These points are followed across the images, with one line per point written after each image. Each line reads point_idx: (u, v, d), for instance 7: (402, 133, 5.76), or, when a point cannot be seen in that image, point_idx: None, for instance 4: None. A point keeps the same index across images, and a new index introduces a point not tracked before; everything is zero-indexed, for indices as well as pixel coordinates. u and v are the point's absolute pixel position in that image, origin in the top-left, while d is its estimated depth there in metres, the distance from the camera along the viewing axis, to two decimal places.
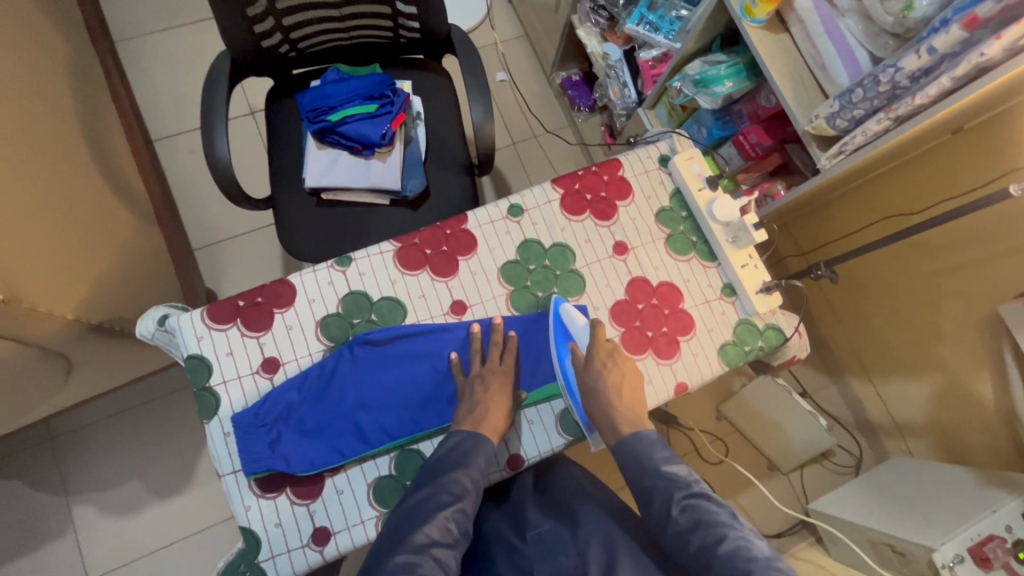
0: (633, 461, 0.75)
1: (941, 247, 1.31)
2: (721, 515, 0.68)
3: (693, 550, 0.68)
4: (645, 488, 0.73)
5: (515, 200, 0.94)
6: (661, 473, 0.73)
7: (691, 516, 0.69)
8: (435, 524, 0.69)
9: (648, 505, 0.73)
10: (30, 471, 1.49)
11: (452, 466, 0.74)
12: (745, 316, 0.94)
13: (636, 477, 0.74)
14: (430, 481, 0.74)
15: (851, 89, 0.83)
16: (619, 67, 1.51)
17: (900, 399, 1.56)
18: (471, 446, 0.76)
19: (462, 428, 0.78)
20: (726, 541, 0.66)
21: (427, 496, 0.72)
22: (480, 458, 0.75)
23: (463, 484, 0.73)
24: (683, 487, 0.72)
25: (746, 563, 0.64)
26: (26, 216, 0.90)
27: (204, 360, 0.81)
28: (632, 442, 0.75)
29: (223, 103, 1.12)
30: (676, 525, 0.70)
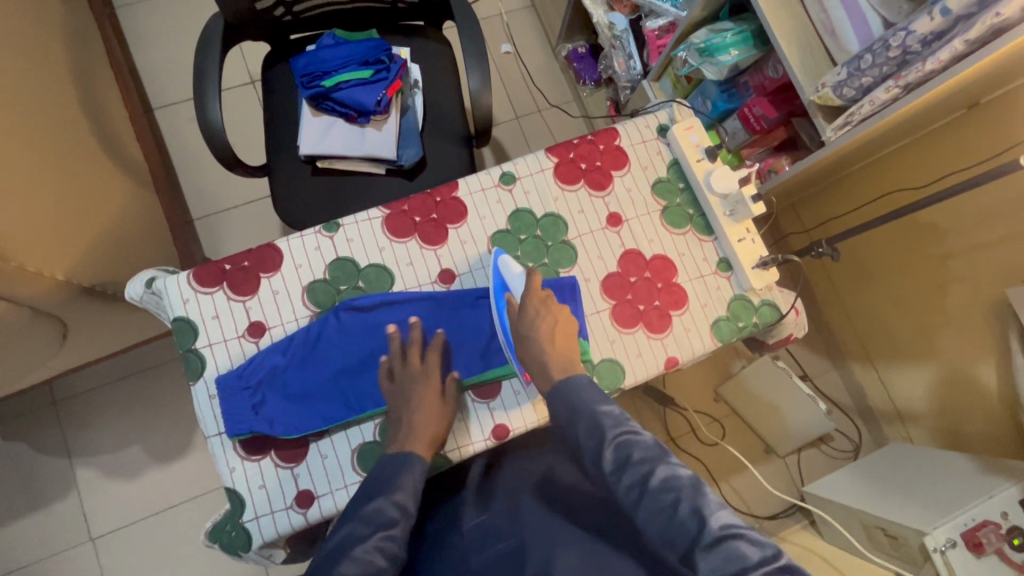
0: (566, 406, 0.71)
1: (950, 229, 1.27)
2: (650, 448, 0.65)
3: (627, 487, 0.64)
4: (578, 432, 0.69)
5: (507, 168, 0.92)
6: (592, 413, 0.69)
7: (621, 451, 0.66)
8: (352, 559, 0.63)
9: (580, 450, 0.69)
10: (34, 433, 1.53)
11: (376, 494, 0.70)
12: (740, 292, 0.92)
13: (570, 422, 0.70)
14: (352, 515, 0.68)
15: (859, 55, 0.79)
16: (625, 38, 1.46)
17: (899, 385, 1.55)
18: (398, 467, 0.72)
19: (390, 450, 0.75)
20: (657, 475, 0.63)
21: (348, 530, 0.66)
22: (408, 479, 0.72)
23: (387, 511, 0.68)
24: (613, 425, 0.68)
25: (676, 491, 0.62)
26: (14, 175, 0.89)
27: (189, 323, 0.81)
28: (566, 386, 0.72)
29: (215, 64, 1.10)
30: (607, 465, 0.66)
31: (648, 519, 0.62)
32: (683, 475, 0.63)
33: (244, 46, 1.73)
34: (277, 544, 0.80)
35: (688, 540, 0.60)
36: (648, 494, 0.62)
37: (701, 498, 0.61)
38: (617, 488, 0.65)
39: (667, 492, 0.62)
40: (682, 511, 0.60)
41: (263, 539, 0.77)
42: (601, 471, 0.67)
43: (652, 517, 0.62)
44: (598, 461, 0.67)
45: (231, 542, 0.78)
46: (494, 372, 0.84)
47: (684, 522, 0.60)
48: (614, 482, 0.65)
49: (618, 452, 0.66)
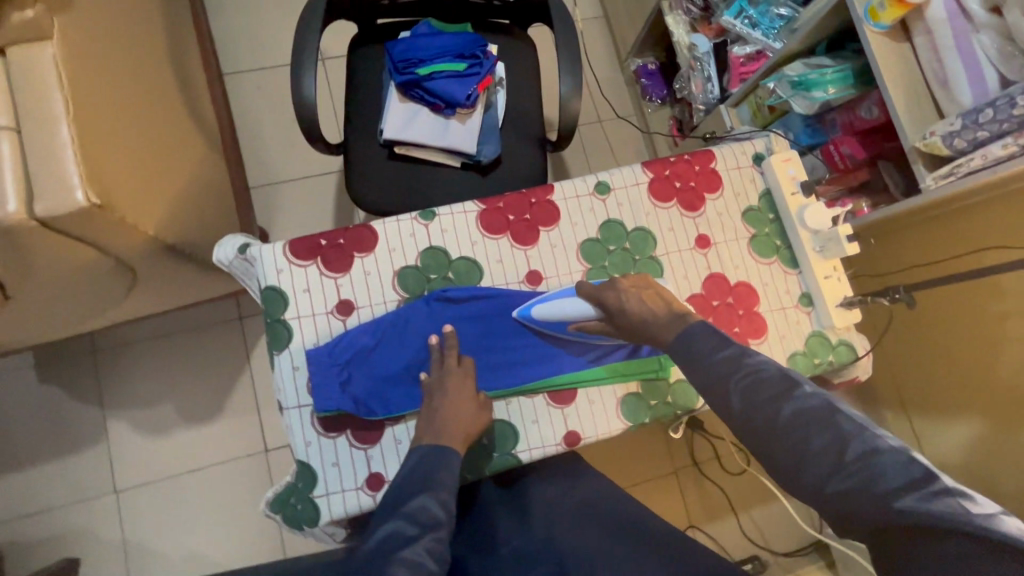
0: (681, 343, 0.70)
1: (1012, 290, 1.26)
2: (778, 381, 0.63)
3: (758, 423, 0.62)
4: (702, 364, 0.67)
5: (603, 177, 0.92)
6: (712, 358, 0.67)
7: (747, 390, 0.63)
8: (402, 562, 0.62)
9: (706, 387, 0.66)
10: (71, 379, 1.54)
11: (414, 492, 0.69)
12: (819, 328, 0.92)
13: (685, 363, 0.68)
14: (394, 514, 0.68)
15: (979, 108, 0.81)
16: (706, 61, 1.46)
17: (933, 440, 1.54)
18: (436, 462, 0.72)
19: (421, 445, 0.74)
20: (789, 408, 0.61)
21: (394, 531, 0.65)
22: (446, 474, 0.71)
23: (432, 512, 0.68)
24: (743, 364, 0.65)
25: (816, 420, 0.59)
26: (121, 124, 0.90)
27: (280, 293, 0.81)
28: (685, 335, 0.70)
29: (314, 38, 1.10)
30: (738, 403, 0.63)
31: (779, 449, 0.60)
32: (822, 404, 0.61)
33: (336, 26, 1.75)
34: (340, 524, 0.80)
35: (825, 471, 0.57)
36: (758, 419, 0.62)
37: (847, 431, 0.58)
38: (744, 427, 0.62)
39: (804, 425, 0.59)
40: (820, 442, 0.58)
41: (330, 516, 0.78)
42: (727, 412, 0.64)
43: (785, 453, 0.60)
44: (723, 401, 0.64)
45: (296, 515, 0.78)
46: (571, 378, 0.84)
47: (825, 450, 0.58)
48: (724, 411, 0.65)
49: (754, 388, 0.63)
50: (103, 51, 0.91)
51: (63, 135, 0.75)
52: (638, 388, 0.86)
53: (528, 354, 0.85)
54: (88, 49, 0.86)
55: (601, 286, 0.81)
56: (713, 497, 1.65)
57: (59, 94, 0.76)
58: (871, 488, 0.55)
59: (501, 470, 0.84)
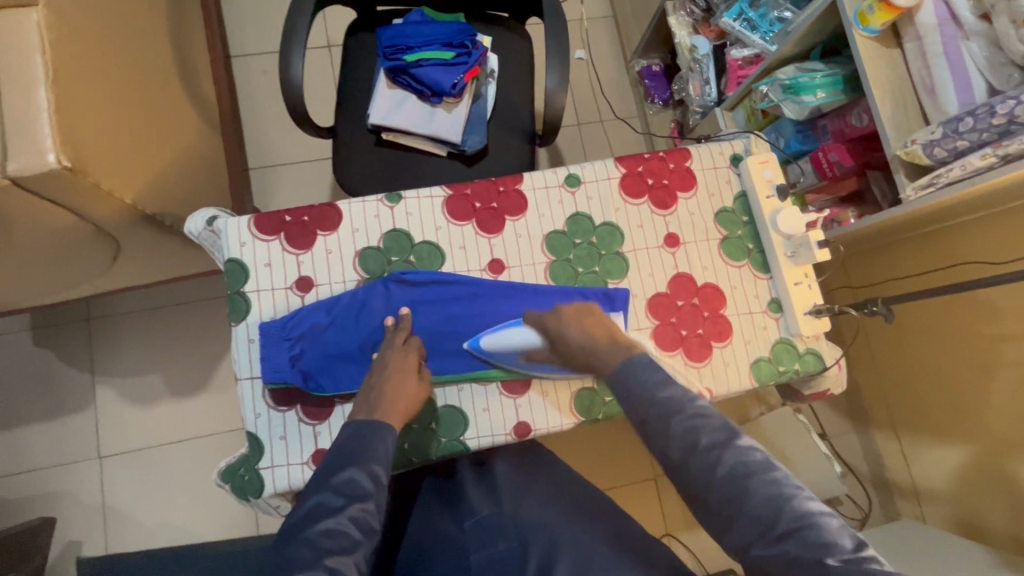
0: (642, 398, 0.66)
1: (1008, 311, 1.20)
2: (717, 432, 0.62)
3: (723, 494, 0.59)
4: (651, 405, 0.65)
5: (574, 170, 0.92)
6: (657, 401, 0.65)
7: (689, 436, 0.63)
8: (325, 532, 0.61)
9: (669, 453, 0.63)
10: (64, 345, 1.58)
11: (345, 463, 0.67)
12: (786, 335, 0.90)
13: (650, 417, 0.65)
14: (321, 483, 0.65)
15: (959, 116, 0.78)
16: (705, 63, 1.44)
17: (922, 463, 1.49)
18: (369, 435, 0.69)
19: (357, 419, 0.71)
20: (724, 464, 0.60)
21: (319, 502, 0.63)
22: (380, 449, 0.69)
23: (361, 483, 0.65)
24: (709, 430, 0.62)
25: (749, 477, 0.59)
26: (106, 94, 0.92)
27: (242, 266, 0.82)
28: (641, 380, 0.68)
29: (305, 20, 1.12)
30: (703, 471, 0.61)
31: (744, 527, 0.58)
32: (761, 460, 0.60)
33: (326, 13, 1.75)
34: (285, 497, 0.80)
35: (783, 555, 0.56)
36: (724, 492, 0.59)
37: (781, 491, 0.58)
38: (682, 472, 0.62)
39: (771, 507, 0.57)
40: (755, 499, 0.58)
41: (274, 488, 0.78)
42: (665, 457, 0.63)
43: (736, 523, 0.58)
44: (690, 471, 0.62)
45: (241, 485, 0.79)
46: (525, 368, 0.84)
47: (757, 510, 0.58)
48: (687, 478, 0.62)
49: (721, 461, 0.60)
50: (94, 22, 0.93)
51: (40, 98, 0.77)
52: (594, 384, 0.86)
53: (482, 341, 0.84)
54: (77, 18, 0.88)
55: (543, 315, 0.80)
56: (690, 507, 1.61)
57: (40, 59, 0.79)
58: (800, 553, 0.55)
59: (450, 456, 0.83)
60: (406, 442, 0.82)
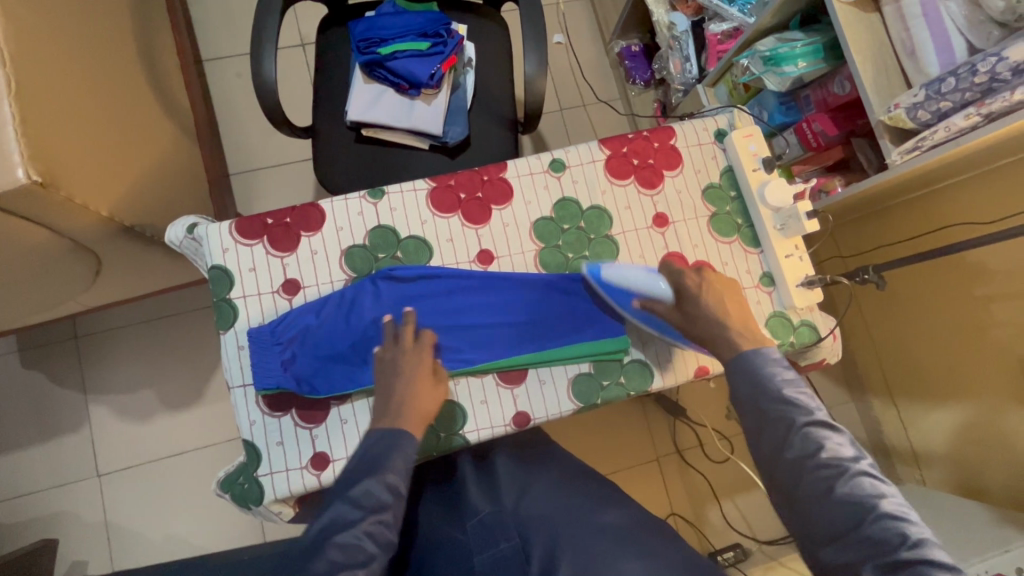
0: (760, 386, 0.68)
1: (997, 272, 1.21)
2: (843, 446, 0.62)
3: (833, 498, 0.59)
4: (769, 405, 0.66)
5: (558, 155, 0.90)
6: (780, 398, 0.66)
7: (808, 443, 0.63)
8: (340, 546, 0.61)
9: (783, 445, 0.64)
10: (54, 364, 1.56)
11: (364, 474, 0.67)
12: (780, 309, 0.90)
13: (769, 408, 0.66)
14: (340, 494, 0.66)
15: (941, 77, 0.77)
16: (684, 40, 1.43)
17: (920, 426, 1.51)
18: (390, 445, 0.69)
19: (380, 424, 0.72)
20: (843, 480, 0.60)
21: (336, 515, 0.64)
22: (399, 460, 0.69)
23: (378, 495, 0.65)
24: (829, 433, 0.63)
25: (874, 499, 0.58)
26: (75, 105, 0.89)
27: (226, 272, 0.81)
28: (757, 363, 0.69)
29: (274, 17, 1.09)
30: (814, 471, 0.61)
31: (848, 542, 0.57)
32: (881, 487, 0.59)
33: (297, 10, 1.72)
34: (286, 502, 0.80)
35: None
36: (834, 496, 0.59)
37: (901, 518, 0.57)
38: (796, 478, 0.62)
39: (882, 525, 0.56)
40: (873, 519, 0.57)
41: (275, 494, 0.78)
42: (785, 458, 0.63)
43: (840, 533, 0.58)
44: (801, 473, 0.62)
45: (242, 494, 0.78)
46: (519, 358, 0.83)
47: (874, 530, 0.56)
48: (796, 475, 0.62)
49: (837, 466, 0.61)
50: (55, 30, 0.90)
51: (4, 111, 0.75)
52: (591, 369, 0.85)
53: (477, 334, 0.83)
54: (37, 28, 0.85)
55: (685, 273, 0.79)
56: (694, 485, 1.63)
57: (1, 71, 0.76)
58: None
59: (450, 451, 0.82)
60: None
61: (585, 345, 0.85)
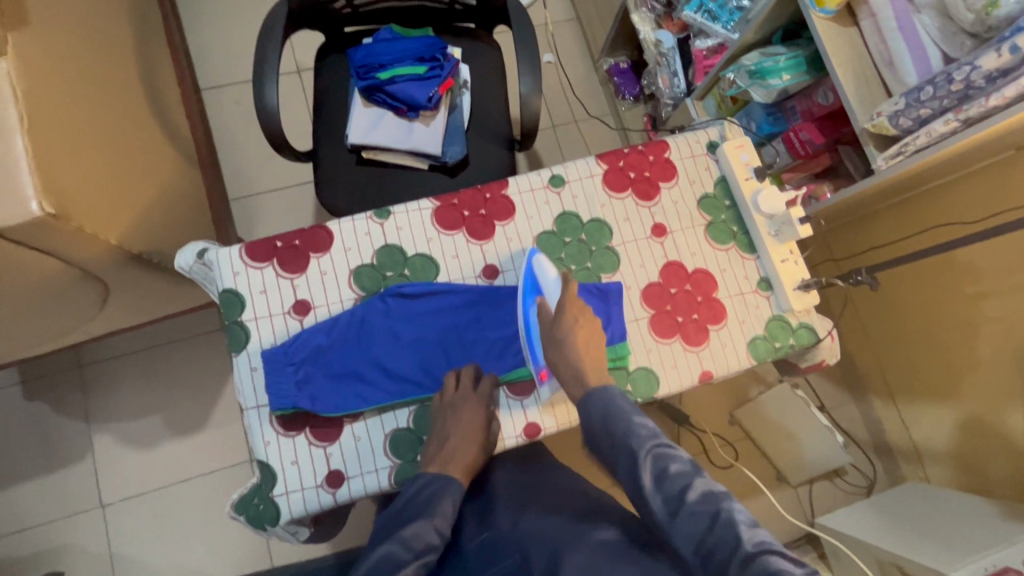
0: (603, 415, 0.71)
1: (985, 269, 1.25)
2: (685, 465, 0.65)
3: (680, 518, 0.62)
4: (613, 441, 0.69)
5: (557, 171, 0.93)
6: (628, 431, 0.69)
7: (655, 468, 0.66)
8: None
9: (625, 472, 0.67)
10: (56, 395, 1.55)
11: (415, 516, 0.72)
12: (779, 312, 0.93)
13: (614, 440, 0.69)
14: (391, 534, 0.70)
15: (919, 86, 0.81)
16: (672, 56, 1.48)
17: (921, 424, 1.53)
18: (439, 487, 0.75)
19: (431, 469, 0.77)
20: (694, 501, 0.62)
21: (387, 552, 0.67)
22: (446, 505, 0.74)
23: (427, 536, 0.70)
24: (661, 447, 0.67)
25: (714, 507, 0.61)
26: (83, 137, 0.91)
27: (237, 295, 0.82)
28: (606, 396, 0.72)
29: (276, 47, 1.12)
30: (658, 493, 0.64)
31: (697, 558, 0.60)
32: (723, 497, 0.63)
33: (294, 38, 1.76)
34: (302, 521, 0.80)
35: None
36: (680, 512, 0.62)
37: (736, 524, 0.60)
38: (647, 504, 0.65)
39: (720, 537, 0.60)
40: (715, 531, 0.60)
41: (292, 513, 0.78)
42: (636, 492, 0.66)
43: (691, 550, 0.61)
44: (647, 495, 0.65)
45: (257, 514, 0.78)
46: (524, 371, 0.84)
47: (716, 541, 0.60)
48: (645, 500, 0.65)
49: (675, 484, 0.64)
50: (62, 67, 0.93)
51: (18, 148, 0.77)
52: None
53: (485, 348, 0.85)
54: (45, 64, 0.88)
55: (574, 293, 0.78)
56: None
57: (14, 108, 0.78)
58: None
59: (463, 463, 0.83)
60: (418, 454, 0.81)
61: None
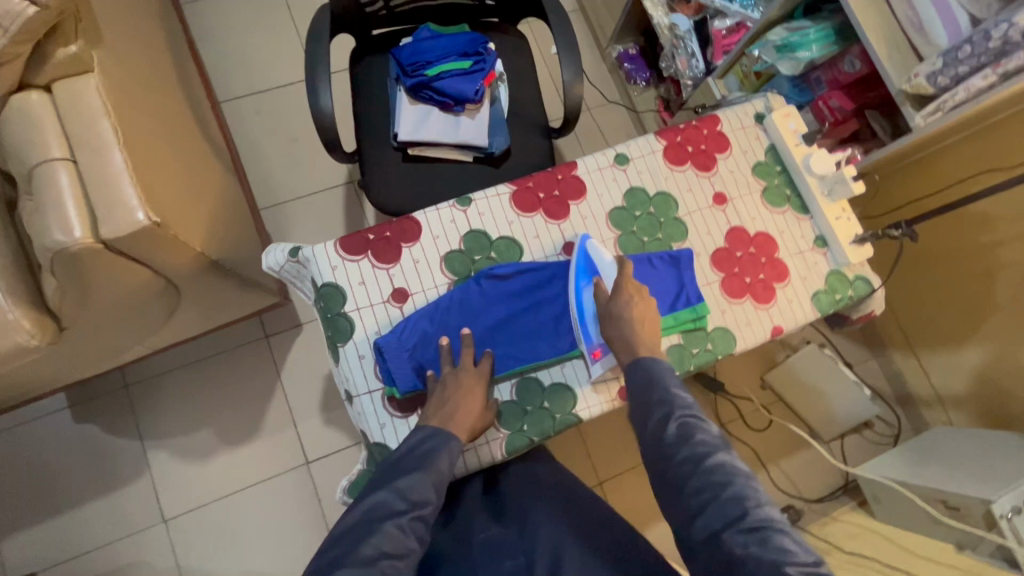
0: (643, 375, 0.78)
1: (999, 219, 1.34)
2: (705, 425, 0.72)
3: (679, 460, 0.70)
4: (647, 399, 0.76)
5: (621, 149, 0.98)
6: (663, 388, 0.76)
7: (680, 424, 0.73)
8: (384, 536, 0.71)
9: (646, 418, 0.75)
10: (104, 417, 1.55)
11: (410, 470, 0.76)
12: (836, 266, 0.99)
13: (644, 392, 0.77)
14: (387, 483, 0.76)
15: (957, 46, 0.88)
16: (688, 38, 1.53)
17: (942, 369, 1.62)
18: (438, 444, 0.78)
19: (429, 425, 0.80)
20: (701, 447, 0.70)
21: (382, 501, 0.74)
22: (441, 461, 0.78)
23: (422, 492, 0.75)
24: (683, 405, 0.74)
25: (717, 456, 0.69)
26: (159, 149, 0.93)
27: (337, 289, 0.86)
28: (650, 364, 0.78)
29: (325, 51, 1.15)
30: (670, 437, 0.72)
31: (688, 496, 0.68)
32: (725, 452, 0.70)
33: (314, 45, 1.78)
34: None
35: (713, 520, 0.66)
36: (683, 456, 0.70)
37: (733, 471, 0.68)
38: (658, 447, 0.73)
39: (717, 480, 0.67)
40: (712, 473, 0.68)
41: None
42: (654, 436, 0.73)
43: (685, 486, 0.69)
44: (658, 437, 0.73)
45: None
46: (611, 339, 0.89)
47: (710, 484, 0.68)
48: (656, 442, 0.73)
49: (686, 430, 0.72)
50: (132, 82, 0.94)
51: (118, 161, 0.79)
52: (680, 339, 0.92)
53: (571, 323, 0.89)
54: (121, 79, 0.89)
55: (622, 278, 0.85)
56: (741, 454, 1.75)
57: (108, 122, 0.80)
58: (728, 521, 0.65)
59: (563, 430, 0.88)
60: (524, 424, 0.86)
61: (670, 317, 0.91)
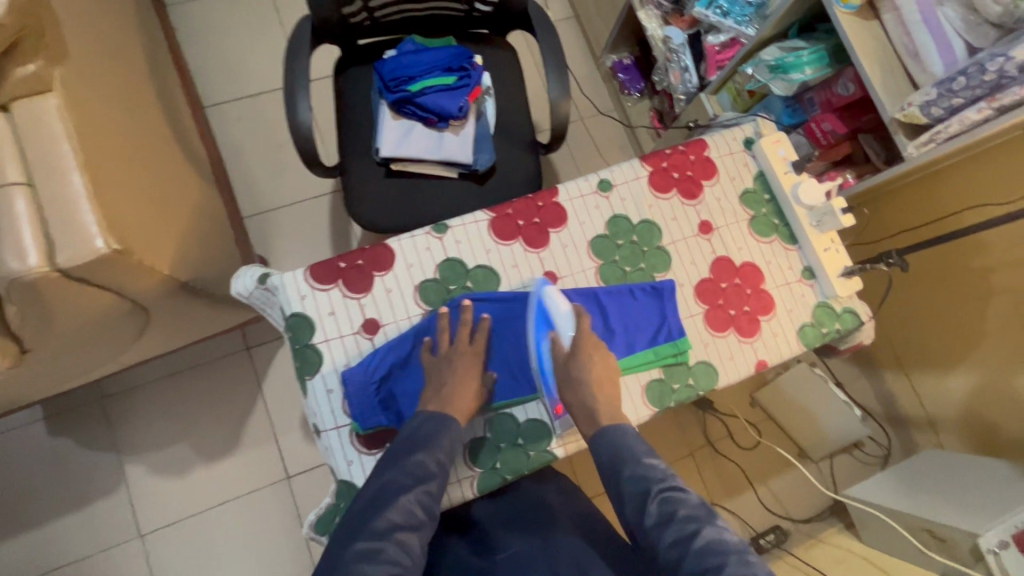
0: (612, 450, 0.75)
1: (994, 244, 1.31)
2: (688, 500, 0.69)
3: (665, 544, 0.67)
4: (621, 479, 0.73)
5: (604, 175, 0.95)
6: (637, 462, 0.73)
7: (660, 502, 0.69)
8: (397, 509, 0.69)
9: (623, 500, 0.73)
10: (81, 428, 1.52)
11: (417, 448, 0.74)
12: (823, 299, 0.97)
13: (617, 467, 0.74)
14: (395, 463, 0.74)
15: (951, 77, 0.85)
16: (682, 52, 1.49)
17: (932, 392, 1.60)
18: (439, 425, 0.77)
19: (429, 409, 0.78)
20: (685, 522, 0.67)
21: (391, 481, 0.71)
22: (448, 440, 0.76)
23: (428, 467, 0.73)
24: (659, 478, 0.71)
25: (699, 528, 0.66)
26: (125, 168, 0.90)
27: (306, 319, 0.83)
28: (613, 433, 0.76)
29: (304, 65, 1.12)
30: (650, 518, 0.69)
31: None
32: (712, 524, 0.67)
33: None
34: None
35: None
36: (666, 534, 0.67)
37: (722, 544, 0.64)
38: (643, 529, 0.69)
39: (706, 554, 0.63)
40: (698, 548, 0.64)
41: None
42: (636, 518, 0.70)
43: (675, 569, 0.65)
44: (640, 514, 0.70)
45: None
46: None
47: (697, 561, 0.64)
48: (638, 524, 0.70)
49: (665, 504, 0.69)
50: (99, 98, 0.91)
51: (76, 185, 0.76)
52: (660, 374, 0.89)
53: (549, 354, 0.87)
54: (86, 97, 0.86)
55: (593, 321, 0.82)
56: (728, 472, 1.73)
57: (67, 144, 0.77)
58: None
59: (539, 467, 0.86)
60: (497, 461, 0.84)
61: (650, 351, 0.88)
